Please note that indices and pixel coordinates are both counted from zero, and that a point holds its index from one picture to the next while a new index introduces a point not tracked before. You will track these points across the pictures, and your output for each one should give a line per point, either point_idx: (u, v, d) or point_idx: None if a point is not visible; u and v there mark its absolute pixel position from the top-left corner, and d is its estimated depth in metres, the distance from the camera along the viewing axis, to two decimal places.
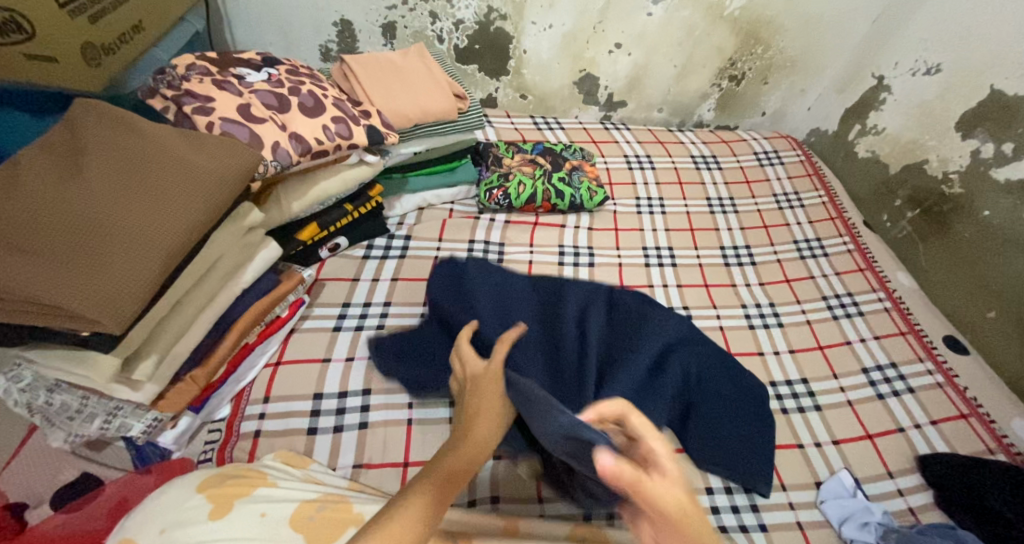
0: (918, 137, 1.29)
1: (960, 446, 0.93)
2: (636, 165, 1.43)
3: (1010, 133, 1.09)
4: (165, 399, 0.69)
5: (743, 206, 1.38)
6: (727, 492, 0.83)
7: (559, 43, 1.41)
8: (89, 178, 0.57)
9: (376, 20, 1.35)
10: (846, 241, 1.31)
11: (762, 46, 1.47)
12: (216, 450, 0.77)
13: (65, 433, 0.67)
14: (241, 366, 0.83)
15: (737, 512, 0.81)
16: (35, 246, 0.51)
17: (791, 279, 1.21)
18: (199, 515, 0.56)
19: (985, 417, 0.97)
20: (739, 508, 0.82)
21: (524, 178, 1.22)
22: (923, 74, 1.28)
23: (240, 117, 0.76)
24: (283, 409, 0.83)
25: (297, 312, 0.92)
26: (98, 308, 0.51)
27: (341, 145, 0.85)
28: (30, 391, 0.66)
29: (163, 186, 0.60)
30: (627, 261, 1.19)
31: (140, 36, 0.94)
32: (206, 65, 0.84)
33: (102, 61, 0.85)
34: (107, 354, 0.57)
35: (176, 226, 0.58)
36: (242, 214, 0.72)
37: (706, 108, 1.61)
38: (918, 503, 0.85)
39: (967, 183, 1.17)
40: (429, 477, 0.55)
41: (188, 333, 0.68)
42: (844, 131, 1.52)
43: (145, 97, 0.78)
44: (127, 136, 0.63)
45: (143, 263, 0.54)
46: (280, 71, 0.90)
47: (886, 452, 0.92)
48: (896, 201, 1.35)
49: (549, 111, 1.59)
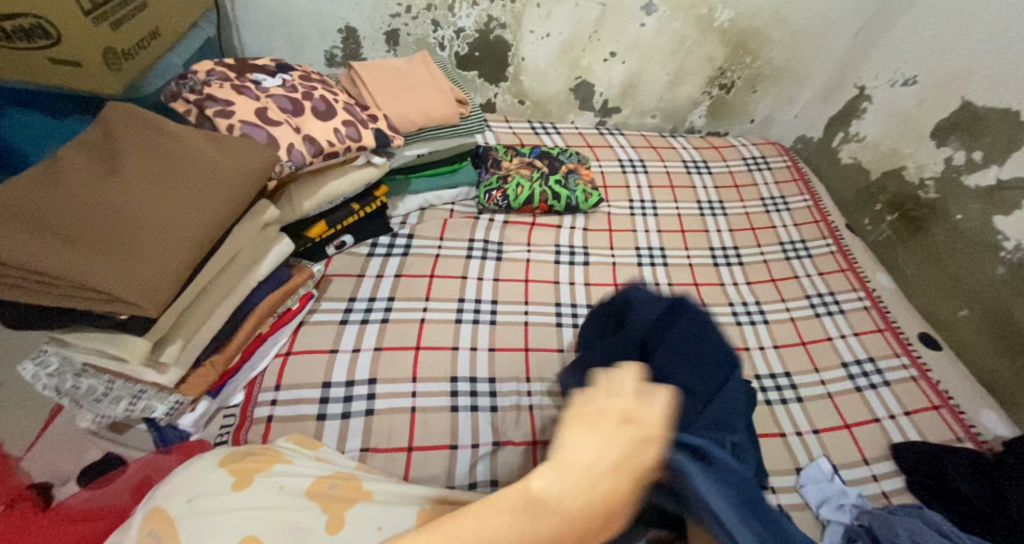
0: (897, 144, 1.36)
1: (931, 434, 0.99)
2: (630, 168, 1.49)
3: (979, 142, 1.16)
4: (187, 382, 0.74)
5: (732, 210, 1.44)
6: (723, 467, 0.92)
7: (557, 51, 1.47)
8: (124, 175, 0.62)
9: (381, 28, 1.40)
10: (829, 243, 1.37)
11: (750, 57, 1.53)
12: (231, 433, 0.82)
13: (92, 414, 0.71)
14: (254, 354, 0.88)
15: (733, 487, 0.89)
16: (79, 237, 0.56)
17: (776, 279, 1.27)
18: (222, 486, 0.60)
19: (955, 408, 1.03)
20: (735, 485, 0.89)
21: (523, 180, 1.27)
22: (900, 85, 1.35)
23: (257, 120, 0.82)
24: (294, 397, 0.87)
25: (306, 305, 0.98)
26: (138, 292, 0.55)
27: (351, 147, 0.90)
28: (58, 376, 0.70)
29: (190, 182, 0.64)
30: (620, 260, 1.24)
31: (156, 42, 0.98)
32: (225, 71, 0.89)
33: (123, 66, 0.90)
34: (140, 337, 0.61)
35: (205, 219, 0.63)
36: (261, 210, 0.77)
37: (697, 115, 1.67)
38: (891, 488, 0.91)
39: (941, 189, 1.24)
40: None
41: (209, 321, 0.73)
42: (829, 138, 1.59)
43: (168, 100, 0.83)
44: (156, 137, 0.68)
45: (176, 253, 0.59)
46: (293, 76, 0.95)
47: (862, 439, 0.98)
48: (877, 205, 1.42)
49: (546, 116, 1.65)
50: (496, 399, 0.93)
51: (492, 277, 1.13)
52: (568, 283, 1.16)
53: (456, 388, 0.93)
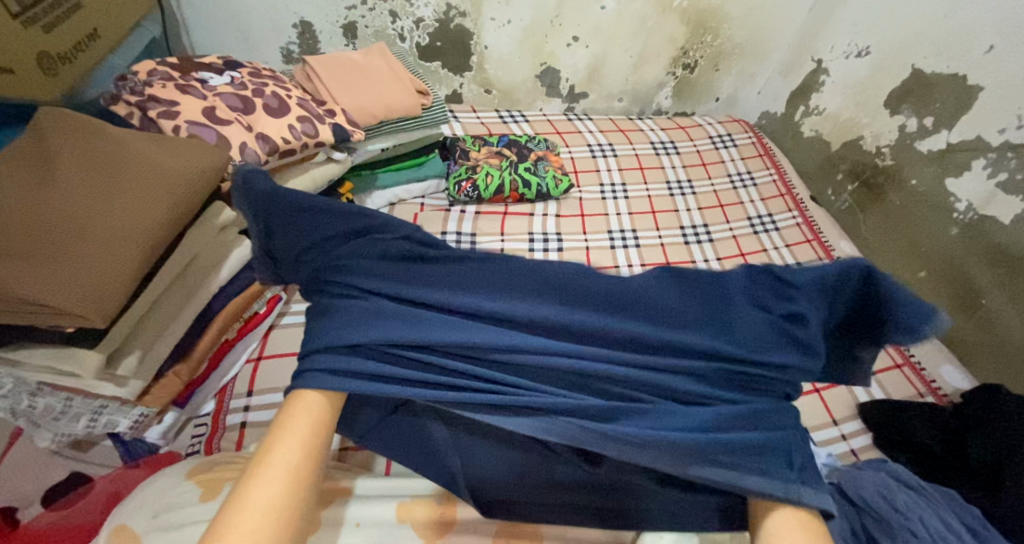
0: (855, 115, 1.39)
1: (895, 392, 1.03)
2: (599, 153, 1.48)
3: (931, 108, 1.19)
4: (150, 394, 0.72)
5: (700, 188, 1.45)
6: None
7: (519, 37, 1.46)
8: (60, 183, 0.59)
9: (337, 21, 1.37)
10: (795, 215, 1.40)
11: (711, 35, 1.54)
12: (203, 442, 0.79)
13: (51, 433, 0.70)
14: (223, 362, 0.86)
15: None
16: (15, 250, 0.54)
17: (746, 253, 1.29)
18: (190, 498, 0.58)
19: (917, 365, 1.08)
20: None
21: (492, 169, 1.27)
22: (855, 56, 1.37)
23: (205, 120, 0.79)
24: (267, 401, 0.84)
25: (275, 308, 0.96)
26: (81, 303, 0.53)
27: (307, 143, 0.88)
28: (12, 396, 0.66)
29: (133, 185, 0.62)
30: (593, 244, 1.25)
31: (95, 43, 0.94)
32: (168, 71, 0.86)
33: (59, 71, 0.85)
34: (93, 350, 0.60)
35: (150, 223, 0.61)
36: (216, 213, 0.75)
37: (663, 96, 1.68)
38: (859, 445, 0.95)
39: (897, 155, 1.28)
40: (256, 511, 0.38)
41: (168, 330, 0.71)
42: (791, 113, 1.61)
43: (109, 103, 0.80)
44: (93, 141, 0.65)
45: (122, 259, 0.57)
46: (242, 73, 0.92)
47: (831, 402, 1.02)
48: (839, 175, 1.45)
49: (513, 104, 1.64)
50: None
51: None
52: None
53: None
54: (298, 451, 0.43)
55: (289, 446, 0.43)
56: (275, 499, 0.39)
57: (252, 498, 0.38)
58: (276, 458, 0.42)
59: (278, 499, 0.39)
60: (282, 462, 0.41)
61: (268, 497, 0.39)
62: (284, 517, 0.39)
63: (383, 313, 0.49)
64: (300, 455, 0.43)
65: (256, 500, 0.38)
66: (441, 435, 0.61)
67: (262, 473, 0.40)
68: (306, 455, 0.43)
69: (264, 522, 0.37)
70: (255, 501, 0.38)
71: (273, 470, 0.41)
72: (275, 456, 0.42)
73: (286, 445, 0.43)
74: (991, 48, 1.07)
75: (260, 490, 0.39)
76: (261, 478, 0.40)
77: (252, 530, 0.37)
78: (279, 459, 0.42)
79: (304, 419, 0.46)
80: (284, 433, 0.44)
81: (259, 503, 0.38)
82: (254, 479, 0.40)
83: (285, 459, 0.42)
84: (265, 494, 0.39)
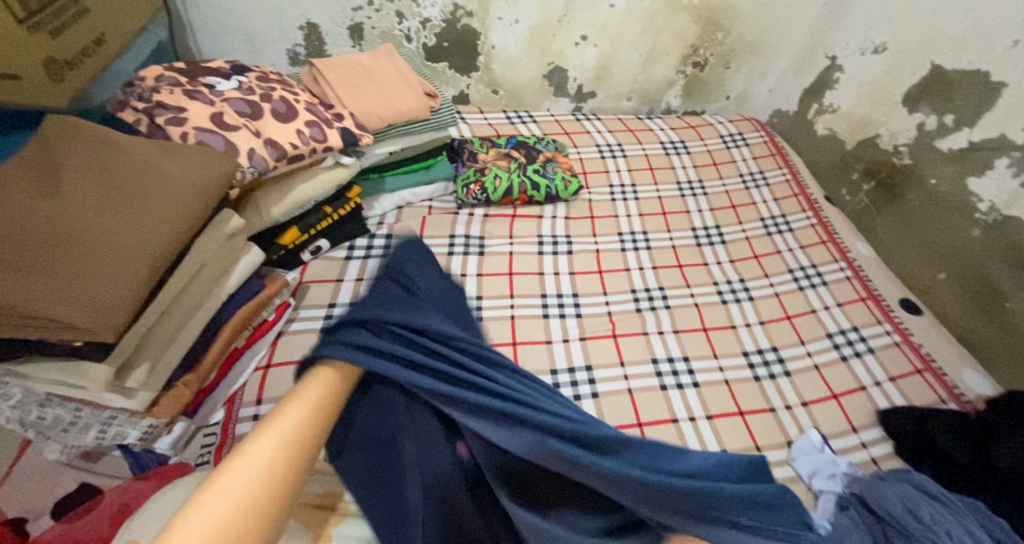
0: (870, 113, 1.36)
1: (915, 398, 1.01)
2: (608, 153, 1.46)
3: (951, 106, 1.16)
4: (159, 405, 0.71)
5: (711, 189, 1.43)
6: (760, 352, 1.07)
7: (526, 37, 1.44)
8: (67, 193, 0.58)
9: (343, 23, 1.36)
10: (809, 215, 1.38)
11: (722, 33, 1.52)
12: (213, 454, 0.78)
13: (61, 445, 0.68)
14: (232, 370, 0.85)
15: (768, 365, 1.05)
16: (23, 261, 0.53)
17: (759, 255, 1.27)
18: None
19: (938, 371, 1.05)
20: (774, 374, 1.03)
21: (500, 172, 1.25)
22: (871, 53, 1.34)
23: (213, 126, 0.78)
24: (276, 411, 0.83)
25: (284, 315, 0.95)
26: (92, 317, 0.52)
27: (316, 149, 0.86)
28: (21, 408, 0.65)
29: (141, 194, 0.61)
30: (603, 247, 1.23)
31: (102, 48, 0.93)
32: (175, 76, 0.85)
33: (66, 76, 0.84)
34: (101, 363, 0.59)
35: (159, 233, 0.60)
36: (224, 220, 0.74)
37: (672, 95, 1.65)
38: (880, 453, 0.92)
39: (915, 154, 1.25)
40: (235, 480, 0.34)
41: (178, 340, 0.70)
42: (804, 111, 1.58)
43: (116, 110, 0.79)
44: (100, 149, 0.64)
45: (132, 271, 0.56)
46: (249, 77, 0.91)
47: (850, 408, 0.99)
48: (854, 174, 1.42)
49: (521, 105, 1.62)
50: (596, 386, 0.96)
51: (476, 272, 1.11)
52: (553, 274, 1.14)
53: (557, 379, 0.96)
54: (297, 423, 0.39)
55: (288, 416, 0.39)
56: (259, 471, 0.35)
57: (236, 460, 0.35)
58: (274, 427, 0.38)
59: (261, 473, 0.35)
60: (275, 432, 0.37)
61: (255, 466, 0.35)
62: (262, 499, 0.34)
63: (406, 304, 0.51)
64: (296, 429, 0.39)
65: (242, 466, 0.35)
66: (413, 496, 0.52)
67: (257, 436, 0.37)
68: (304, 433, 0.39)
69: (238, 495, 0.33)
70: (238, 468, 0.34)
71: (274, 429, 0.38)
72: (273, 425, 0.38)
73: (286, 415, 0.39)
74: (1016, 44, 1.04)
75: (246, 454, 0.35)
76: (256, 442, 0.36)
77: (224, 502, 0.32)
78: (277, 428, 0.38)
79: (313, 393, 0.42)
80: (290, 401, 0.41)
81: (242, 471, 0.34)
82: (245, 442, 0.36)
83: (281, 431, 0.38)
84: (249, 464, 0.35)
